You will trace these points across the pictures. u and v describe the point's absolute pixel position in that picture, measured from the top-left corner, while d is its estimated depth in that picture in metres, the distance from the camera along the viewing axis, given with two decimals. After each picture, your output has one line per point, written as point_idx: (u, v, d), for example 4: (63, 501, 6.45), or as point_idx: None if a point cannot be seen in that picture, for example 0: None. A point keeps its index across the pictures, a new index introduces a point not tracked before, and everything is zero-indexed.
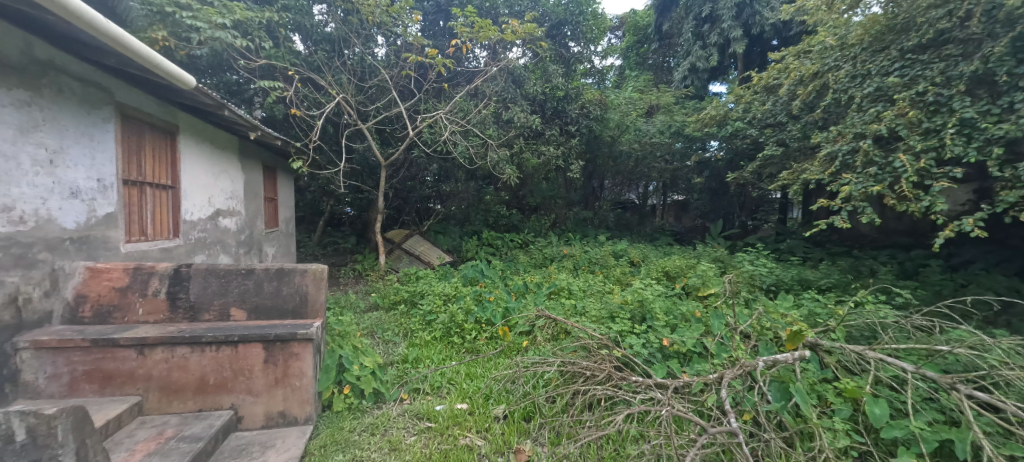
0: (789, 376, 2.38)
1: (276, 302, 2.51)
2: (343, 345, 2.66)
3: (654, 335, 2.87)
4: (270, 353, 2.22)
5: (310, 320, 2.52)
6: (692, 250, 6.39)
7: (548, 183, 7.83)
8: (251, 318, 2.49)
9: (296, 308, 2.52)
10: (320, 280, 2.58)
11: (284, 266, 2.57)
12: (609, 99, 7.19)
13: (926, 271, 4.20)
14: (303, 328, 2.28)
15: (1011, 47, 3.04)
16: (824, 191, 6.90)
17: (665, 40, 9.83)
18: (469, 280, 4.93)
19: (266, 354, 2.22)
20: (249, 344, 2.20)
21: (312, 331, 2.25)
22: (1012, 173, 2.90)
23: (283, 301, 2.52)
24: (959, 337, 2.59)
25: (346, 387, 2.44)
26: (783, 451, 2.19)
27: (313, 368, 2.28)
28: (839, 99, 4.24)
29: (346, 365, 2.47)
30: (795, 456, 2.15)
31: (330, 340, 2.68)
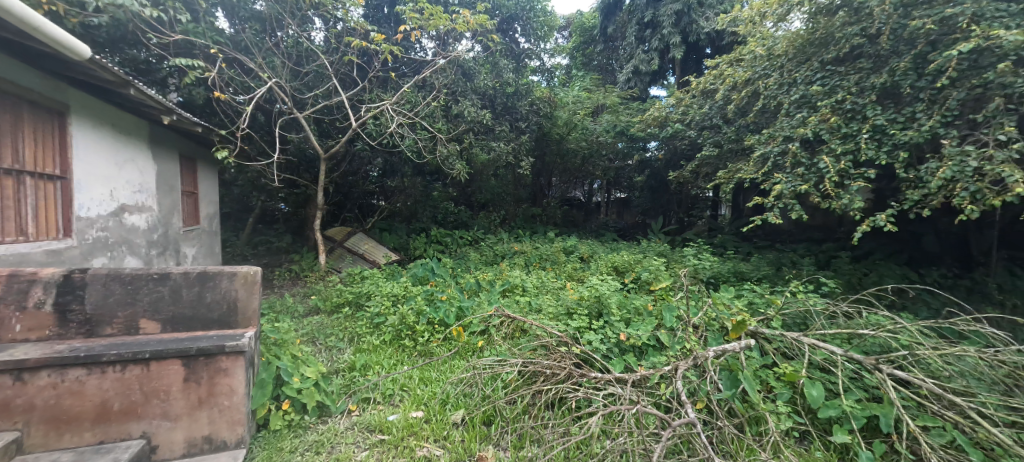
0: (736, 364, 2.53)
1: (199, 311, 2.24)
2: (280, 355, 2.41)
3: (611, 330, 2.93)
4: (192, 370, 1.96)
5: (243, 329, 2.28)
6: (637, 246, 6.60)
7: (499, 180, 7.74)
8: (166, 331, 2.20)
9: (223, 316, 2.27)
10: (252, 284, 2.32)
11: (208, 268, 2.27)
12: (558, 98, 7.22)
13: (839, 261, 4.62)
14: (233, 340, 2.04)
15: (914, 63, 3.35)
16: (752, 190, 7.41)
17: (609, 42, 10.13)
18: (419, 279, 4.75)
19: (187, 372, 1.96)
20: (165, 361, 1.93)
21: (244, 342, 2.01)
22: (915, 175, 3.21)
23: (207, 309, 2.25)
24: (878, 321, 2.91)
25: (285, 403, 2.21)
26: (734, 437, 2.32)
27: (245, 384, 2.04)
28: (769, 104, 4.52)
29: (284, 378, 2.24)
30: (745, 441, 2.29)
31: (265, 350, 2.44)
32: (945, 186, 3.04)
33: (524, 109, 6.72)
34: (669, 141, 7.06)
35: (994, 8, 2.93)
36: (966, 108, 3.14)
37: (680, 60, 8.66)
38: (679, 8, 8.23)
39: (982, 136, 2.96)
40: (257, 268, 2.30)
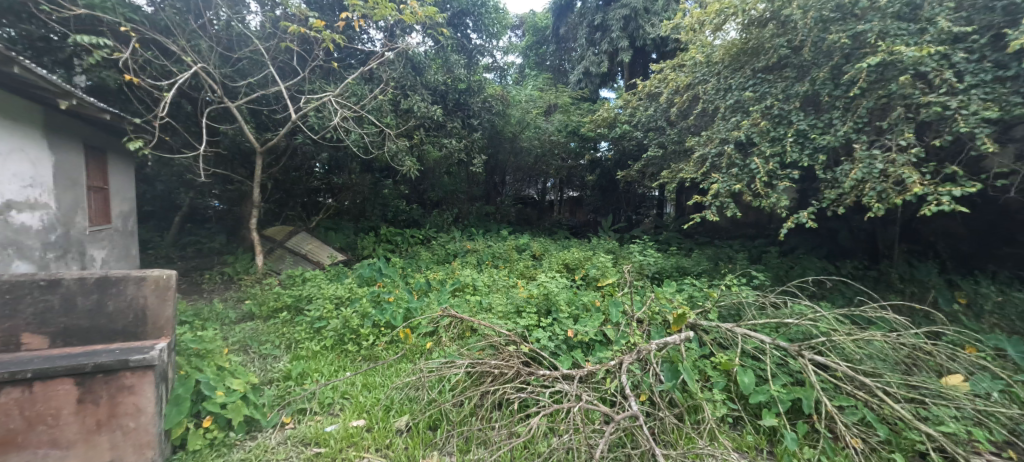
0: (676, 356, 2.66)
1: (97, 321, 2.11)
2: (203, 368, 2.21)
3: (559, 327, 2.99)
4: (87, 390, 1.80)
5: (154, 340, 2.12)
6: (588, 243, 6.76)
7: (452, 178, 7.63)
8: (56, 345, 2.07)
9: (129, 326, 2.12)
10: (164, 290, 2.16)
11: (109, 274, 2.12)
12: (511, 96, 7.22)
13: (769, 255, 4.97)
14: (139, 355, 1.86)
15: (832, 73, 3.64)
16: (694, 190, 7.77)
17: (562, 43, 10.32)
18: (365, 280, 4.58)
19: (83, 392, 1.80)
20: (53, 381, 1.77)
21: (152, 357, 1.85)
22: (833, 176, 3.49)
23: (109, 320, 2.12)
24: (801, 310, 3.19)
25: (206, 420, 2.03)
26: (675, 427, 2.43)
27: (154, 403, 1.87)
28: (707, 108, 4.76)
29: (205, 393, 2.04)
30: (684, 430, 2.42)
31: (182, 362, 2.24)
32: (857, 186, 3.33)
33: (476, 106, 6.66)
34: (617, 141, 7.28)
35: (897, 26, 3.24)
36: (875, 116, 3.47)
37: (628, 63, 8.97)
38: (626, 13, 8.51)
39: (888, 141, 3.28)
40: (170, 272, 2.15)
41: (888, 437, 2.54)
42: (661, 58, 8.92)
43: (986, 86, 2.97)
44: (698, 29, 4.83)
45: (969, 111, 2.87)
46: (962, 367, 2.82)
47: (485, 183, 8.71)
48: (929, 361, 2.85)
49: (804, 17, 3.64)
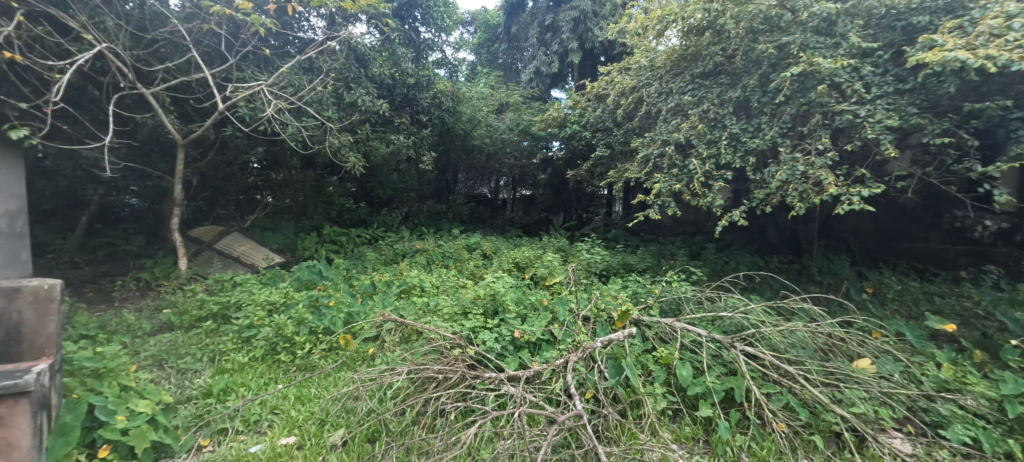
0: (619, 353, 2.95)
1: None
2: (102, 389, 2.01)
3: (506, 329, 3.29)
4: None
5: (33, 361, 1.97)
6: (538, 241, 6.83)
7: (400, 175, 7.39)
8: None
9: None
10: (44, 303, 2.04)
11: None
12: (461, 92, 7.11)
13: (707, 251, 5.24)
14: (13, 378, 1.67)
15: (761, 81, 3.87)
16: (639, 189, 8.03)
17: (513, 42, 10.36)
18: (304, 283, 4.35)
19: None
20: None
21: (30, 380, 1.67)
22: (761, 177, 3.73)
23: None
24: (733, 303, 3.47)
25: (103, 450, 1.86)
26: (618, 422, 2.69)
27: (33, 432, 1.69)
28: (651, 111, 4.94)
29: (100, 419, 1.89)
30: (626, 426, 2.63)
31: (73, 384, 2.01)
32: (781, 187, 3.59)
33: (425, 102, 6.51)
34: (568, 141, 7.34)
35: (815, 40, 3.51)
36: (798, 121, 3.74)
37: (577, 64, 9.14)
38: (575, 15, 8.65)
39: (808, 145, 3.54)
40: (56, 282, 2.07)
41: (808, 420, 2.77)
42: (609, 60, 9.16)
43: (888, 97, 3.30)
44: (641, 34, 4.99)
45: (875, 119, 3.17)
46: (871, 351, 3.13)
47: (436, 181, 8.53)
48: (844, 347, 3.15)
49: (736, 26, 3.85)
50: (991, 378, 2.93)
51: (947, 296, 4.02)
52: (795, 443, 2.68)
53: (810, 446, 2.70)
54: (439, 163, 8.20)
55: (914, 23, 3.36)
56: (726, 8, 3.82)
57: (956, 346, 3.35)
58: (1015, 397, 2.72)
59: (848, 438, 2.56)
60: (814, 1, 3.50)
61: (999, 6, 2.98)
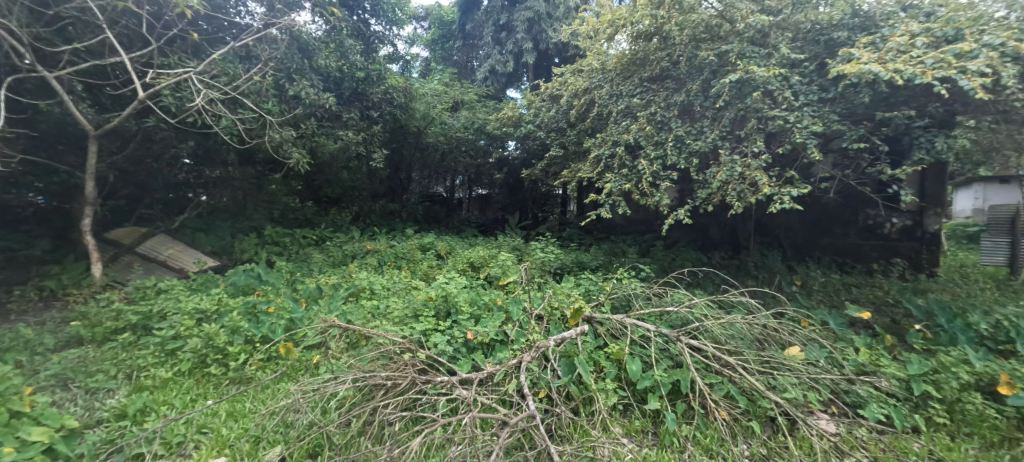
0: (572, 351, 3.09)
1: None
2: None
3: (458, 331, 3.35)
4: None
5: None
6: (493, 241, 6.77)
7: (350, 174, 7.08)
8: None
9: None
10: None
11: None
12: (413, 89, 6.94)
13: (656, 248, 5.43)
14: None
15: (704, 86, 4.05)
16: (593, 188, 7.91)
17: (468, 40, 10.28)
18: (241, 288, 4.06)
19: None
20: None
21: None
22: (703, 178, 3.91)
23: None
24: (679, 298, 3.65)
25: None
26: (571, 421, 2.81)
27: None
28: (602, 112, 5.03)
29: None
30: (578, 423, 2.78)
31: None
32: (722, 187, 3.78)
33: (376, 97, 6.24)
34: (523, 140, 7.24)
35: (751, 49, 3.74)
36: (736, 126, 3.95)
37: (532, 65, 9.21)
38: (530, 16, 8.73)
39: (745, 148, 3.76)
40: None
41: (747, 407, 2.95)
42: (563, 62, 9.36)
43: (814, 105, 3.57)
44: (593, 37, 5.09)
45: (803, 124, 3.41)
46: (800, 339, 3.38)
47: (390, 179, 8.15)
48: (777, 337, 3.38)
49: (681, 33, 4.01)
50: (900, 359, 3.26)
51: (862, 286, 4.43)
52: (736, 429, 2.85)
53: (749, 431, 2.88)
54: (391, 160, 7.81)
55: (836, 38, 3.65)
56: (671, 15, 3.98)
57: (871, 332, 3.69)
58: (920, 375, 3.04)
59: (781, 422, 2.75)
60: (749, 13, 3.73)
61: (904, 26, 3.32)
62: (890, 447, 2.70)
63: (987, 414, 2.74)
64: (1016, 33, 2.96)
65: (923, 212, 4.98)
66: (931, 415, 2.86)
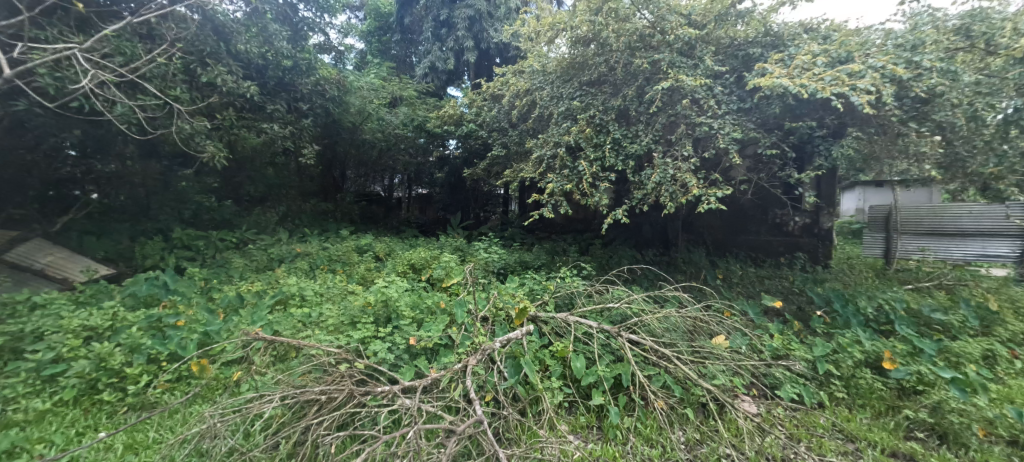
0: (517, 352, 3.11)
1: None
2: None
3: (400, 336, 3.22)
4: None
5: None
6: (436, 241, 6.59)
7: (277, 171, 6.50)
8: None
9: None
10: None
11: None
12: (349, 81, 6.49)
13: (594, 247, 5.61)
14: None
15: (638, 92, 4.24)
16: (535, 187, 7.96)
17: (406, 34, 9.96)
18: (143, 300, 3.55)
19: None
20: None
21: None
22: (638, 179, 4.11)
23: None
24: (618, 295, 3.81)
25: None
26: (518, 423, 2.83)
27: None
28: (543, 114, 5.09)
29: None
30: (525, 425, 2.80)
31: None
32: (656, 188, 4.00)
33: (306, 88, 5.75)
34: (465, 140, 7.28)
35: (680, 59, 3.98)
36: (667, 130, 4.19)
37: (473, 64, 9.22)
38: (472, 14, 8.70)
39: (675, 152, 3.99)
40: None
41: (681, 395, 3.14)
42: (504, 63, 9.47)
43: (734, 114, 3.88)
44: (534, 40, 5.15)
45: (725, 131, 3.69)
46: (725, 328, 3.66)
47: (321, 177, 7.63)
48: (706, 327, 3.64)
49: (618, 40, 4.18)
50: (808, 343, 3.65)
51: (773, 278, 4.93)
52: (672, 417, 3.01)
53: (684, 418, 3.06)
54: (324, 156, 7.31)
55: (751, 54, 4.01)
56: (608, 22, 4.14)
57: (783, 319, 4.10)
58: (823, 356, 3.43)
59: (711, 407, 2.95)
60: (678, 26, 3.98)
61: (806, 47, 3.73)
62: (802, 422, 3.00)
63: (876, 386, 3.14)
64: (893, 58, 3.43)
65: (819, 212, 5.65)
66: (833, 391, 3.24)
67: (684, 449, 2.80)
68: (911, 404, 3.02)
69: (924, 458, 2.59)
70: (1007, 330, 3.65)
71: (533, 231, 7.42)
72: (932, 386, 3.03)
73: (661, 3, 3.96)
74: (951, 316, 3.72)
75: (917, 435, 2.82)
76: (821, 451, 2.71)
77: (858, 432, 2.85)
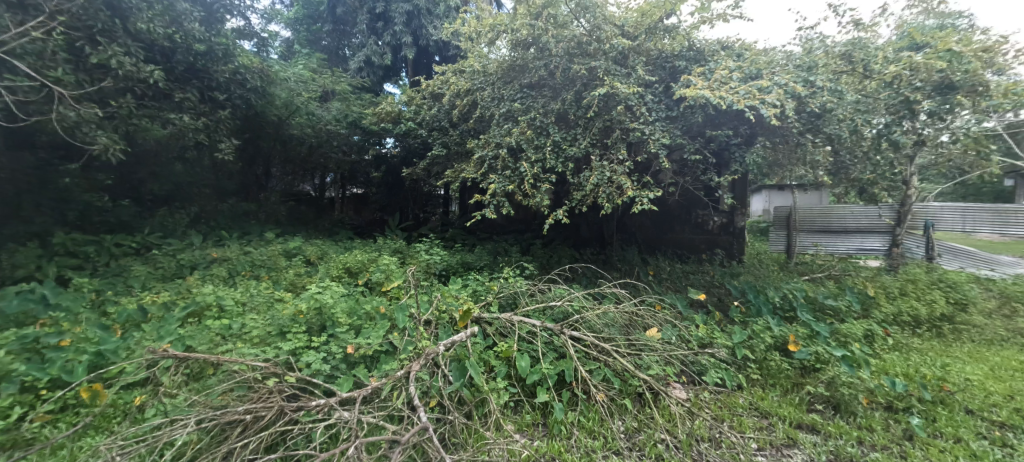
0: (462, 354, 3.06)
1: None
2: None
3: (336, 345, 3.03)
4: None
5: None
6: (372, 244, 6.31)
7: (186, 166, 5.79)
8: None
9: None
10: None
11: None
12: (272, 71, 6.00)
13: (535, 247, 5.72)
14: None
15: (576, 97, 4.39)
16: (475, 188, 7.99)
17: (339, 24, 9.52)
18: (15, 319, 2.97)
19: None
20: None
21: None
22: (578, 180, 4.26)
23: None
24: (560, 293, 3.91)
25: None
26: (465, 427, 2.80)
27: None
28: (484, 114, 5.08)
29: None
30: (472, 428, 2.77)
31: None
32: (594, 189, 4.15)
33: (222, 76, 5.21)
34: (404, 138, 7.17)
35: (615, 68, 4.16)
36: (604, 135, 4.38)
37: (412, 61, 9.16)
38: (409, 9, 8.56)
39: (611, 156, 4.19)
40: None
41: (620, 387, 3.30)
42: (443, 62, 9.45)
43: (663, 121, 4.15)
44: (476, 40, 5.16)
45: (655, 137, 3.95)
46: (658, 321, 3.91)
47: (242, 174, 6.85)
48: (641, 321, 3.85)
49: (556, 46, 4.30)
50: (728, 331, 4.01)
51: (697, 273, 5.38)
52: (612, 409, 3.15)
53: (622, 409, 3.22)
54: (245, 152, 6.62)
55: (677, 66, 4.32)
56: (547, 28, 4.28)
57: (706, 310, 4.49)
58: (741, 343, 3.79)
59: (647, 396, 3.13)
60: (612, 36, 4.21)
61: (724, 63, 4.11)
62: (724, 404, 3.29)
63: (784, 367, 3.54)
64: (794, 76, 3.90)
65: (734, 212, 6.24)
66: (748, 373, 3.59)
67: (624, 438, 2.93)
68: (811, 380, 3.44)
69: (823, 427, 2.95)
70: (880, 312, 4.32)
71: (474, 232, 7.40)
72: (827, 363, 3.48)
73: (597, 13, 4.20)
74: (839, 302, 4.32)
75: (816, 408, 3.21)
76: (741, 429, 2.98)
77: (770, 408, 3.18)
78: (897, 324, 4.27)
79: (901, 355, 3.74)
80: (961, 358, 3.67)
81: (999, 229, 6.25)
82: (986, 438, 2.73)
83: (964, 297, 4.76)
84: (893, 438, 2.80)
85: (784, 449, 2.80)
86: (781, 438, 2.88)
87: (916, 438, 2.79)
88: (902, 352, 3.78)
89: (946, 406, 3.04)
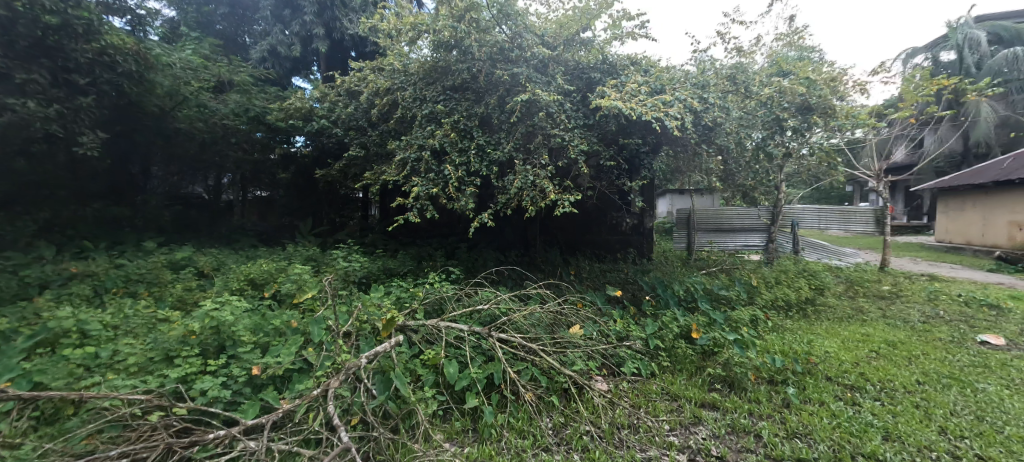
0: (387, 365, 2.89)
1: None
2: None
3: (239, 366, 2.69)
4: None
5: None
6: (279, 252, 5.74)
7: (31, 163, 4.74)
8: None
9: None
10: None
11: None
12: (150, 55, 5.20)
13: (460, 250, 5.65)
14: None
15: (500, 101, 4.45)
16: (394, 192, 7.68)
17: (237, 8, 8.69)
18: None
19: None
20: None
21: None
22: (503, 183, 4.32)
23: None
24: (486, 296, 3.89)
25: None
26: (392, 442, 2.65)
27: None
28: (405, 115, 4.90)
29: None
30: (399, 442, 2.63)
31: None
32: (518, 193, 4.22)
33: (84, 57, 4.38)
34: (314, 137, 6.67)
35: (536, 75, 4.30)
36: (527, 140, 4.48)
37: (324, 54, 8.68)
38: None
39: (534, 161, 4.29)
40: None
41: (547, 384, 3.37)
42: (358, 57, 9.10)
43: (581, 128, 4.35)
44: (396, 38, 5.04)
45: (574, 143, 4.10)
46: (580, 318, 4.06)
47: (112, 173, 5.78)
48: (564, 319, 3.97)
49: (479, 50, 4.31)
50: (641, 324, 4.34)
51: (613, 271, 5.76)
52: (540, 407, 3.21)
53: (549, 405, 3.29)
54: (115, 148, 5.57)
55: (592, 77, 4.54)
56: (470, 31, 4.23)
57: (623, 305, 4.81)
58: (653, 334, 4.10)
59: (572, 391, 3.23)
60: (534, 45, 4.33)
61: (633, 77, 4.43)
62: (641, 391, 3.54)
63: (688, 353, 3.92)
64: (692, 93, 4.36)
65: (643, 214, 6.78)
66: (660, 361, 3.91)
67: (551, 435, 3.00)
68: (711, 363, 3.84)
69: (722, 404, 3.32)
70: (762, 298, 5.03)
71: (394, 237, 7.10)
72: (722, 347, 3.91)
73: (518, 21, 4.30)
74: (730, 292, 4.92)
75: (715, 387, 3.60)
76: (655, 413, 3.23)
77: (679, 391, 3.50)
78: (774, 308, 4.99)
79: (779, 334, 4.38)
80: (822, 335, 4.39)
81: (845, 226, 7.63)
82: (842, 398, 3.29)
83: (821, 283, 5.73)
84: (775, 407, 3.25)
85: (691, 427, 3.10)
86: (689, 417, 3.17)
87: (792, 405, 3.26)
88: (779, 332, 4.42)
89: (812, 375, 3.62)
